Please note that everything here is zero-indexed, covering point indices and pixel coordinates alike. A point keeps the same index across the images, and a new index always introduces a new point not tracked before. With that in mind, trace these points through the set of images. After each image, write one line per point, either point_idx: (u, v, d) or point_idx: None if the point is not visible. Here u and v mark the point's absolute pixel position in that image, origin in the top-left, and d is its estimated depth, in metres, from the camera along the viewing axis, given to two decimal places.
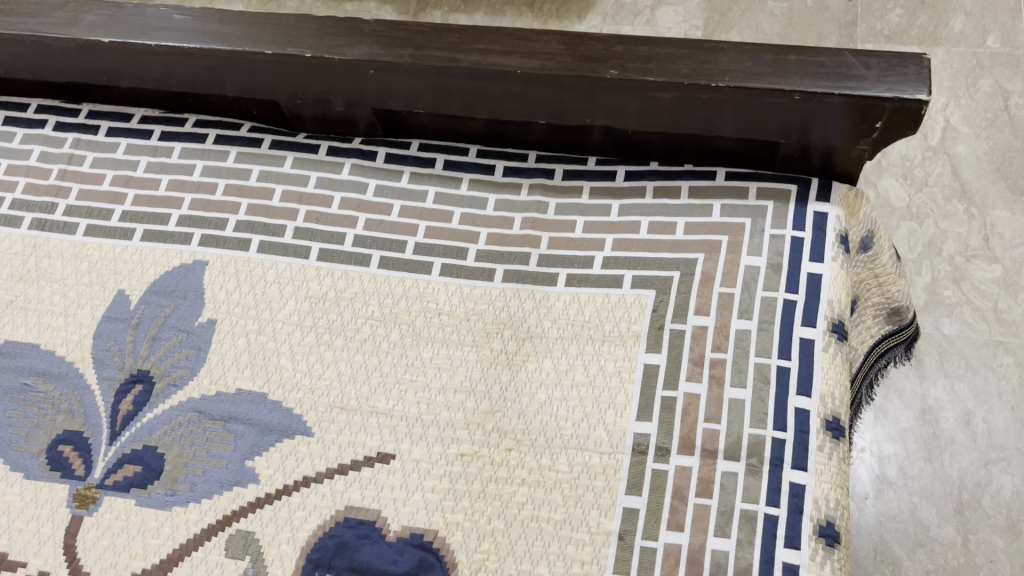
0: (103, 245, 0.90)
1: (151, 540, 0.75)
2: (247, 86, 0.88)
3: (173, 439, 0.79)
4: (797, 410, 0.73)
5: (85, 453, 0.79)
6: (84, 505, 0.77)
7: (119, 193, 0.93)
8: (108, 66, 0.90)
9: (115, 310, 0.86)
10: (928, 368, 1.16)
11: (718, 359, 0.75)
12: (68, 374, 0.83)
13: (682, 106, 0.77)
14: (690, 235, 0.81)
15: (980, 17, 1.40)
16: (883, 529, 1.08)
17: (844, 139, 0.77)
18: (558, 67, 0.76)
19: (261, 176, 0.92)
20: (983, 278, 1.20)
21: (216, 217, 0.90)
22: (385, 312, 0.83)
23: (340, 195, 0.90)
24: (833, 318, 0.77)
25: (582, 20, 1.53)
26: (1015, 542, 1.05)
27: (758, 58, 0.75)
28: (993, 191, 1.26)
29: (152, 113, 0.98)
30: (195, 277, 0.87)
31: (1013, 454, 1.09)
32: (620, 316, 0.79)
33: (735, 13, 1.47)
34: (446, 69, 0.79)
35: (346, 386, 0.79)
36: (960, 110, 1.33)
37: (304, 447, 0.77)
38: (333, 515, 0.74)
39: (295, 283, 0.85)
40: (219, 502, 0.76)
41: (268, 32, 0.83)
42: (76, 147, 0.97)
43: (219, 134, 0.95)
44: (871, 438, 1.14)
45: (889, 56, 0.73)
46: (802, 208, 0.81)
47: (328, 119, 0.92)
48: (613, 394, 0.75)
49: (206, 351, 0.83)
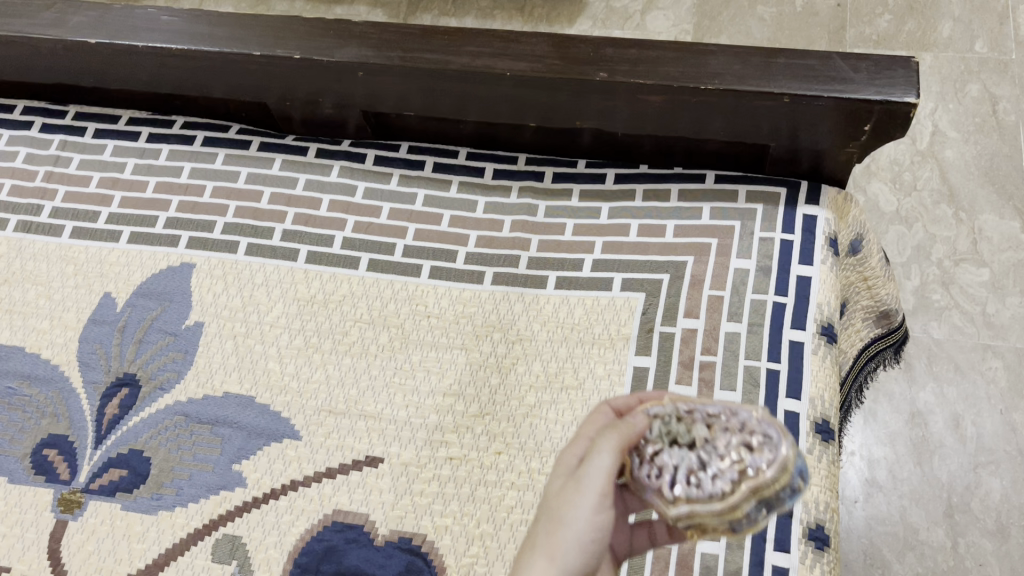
0: (89, 247, 0.89)
1: (136, 545, 0.74)
2: (235, 88, 0.88)
3: (160, 443, 0.78)
4: (787, 412, 0.72)
5: (70, 457, 0.78)
6: (68, 510, 0.76)
7: (106, 195, 0.92)
8: (94, 68, 0.89)
9: (101, 312, 0.85)
10: (917, 372, 1.17)
11: (708, 362, 0.75)
12: (54, 377, 0.82)
13: (672, 109, 0.77)
14: (679, 238, 0.81)
15: (968, 23, 1.41)
16: (873, 532, 1.08)
17: (833, 141, 0.77)
18: (548, 69, 0.76)
19: (250, 178, 0.91)
20: (972, 282, 1.20)
21: (204, 219, 0.89)
22: (374, 315, 0.82)
23: (329, 197, 0.89)
24: (823, 320, 0.77)
25: (572, 23, 1.53)
26: (1004, 545, 1.05)
27: (748, 60, 0.75)
28: (981, 196, 1.26)
29: (140, 114, 0.98)
30: (183, 279, 0.86)
31: (1002, 458, 1.10)
32: (610, 319, 0.78)
33: (726, 17, 1.47)
34: (434, 71, 0.78)
35: (334, 390, 0.79)
36: (948, 115, 1.34)
37: (292, 450, 0.76)
38: (321, 519, 0.73)
39: (283, 286, 0.85)
40: (206, 506, 0.75)
41: (257, 34, 0.83)
42: (63, 148, 0.96)
43: (207, 136, 0.95)
44: (861, 441, 1.14)
45: (878, 59, 0.73)
46: (791, 211, 0.81)
47: (317, 121, 0.92)
48: (603, 397, 0.75)
49: (193, 354, 0.82)
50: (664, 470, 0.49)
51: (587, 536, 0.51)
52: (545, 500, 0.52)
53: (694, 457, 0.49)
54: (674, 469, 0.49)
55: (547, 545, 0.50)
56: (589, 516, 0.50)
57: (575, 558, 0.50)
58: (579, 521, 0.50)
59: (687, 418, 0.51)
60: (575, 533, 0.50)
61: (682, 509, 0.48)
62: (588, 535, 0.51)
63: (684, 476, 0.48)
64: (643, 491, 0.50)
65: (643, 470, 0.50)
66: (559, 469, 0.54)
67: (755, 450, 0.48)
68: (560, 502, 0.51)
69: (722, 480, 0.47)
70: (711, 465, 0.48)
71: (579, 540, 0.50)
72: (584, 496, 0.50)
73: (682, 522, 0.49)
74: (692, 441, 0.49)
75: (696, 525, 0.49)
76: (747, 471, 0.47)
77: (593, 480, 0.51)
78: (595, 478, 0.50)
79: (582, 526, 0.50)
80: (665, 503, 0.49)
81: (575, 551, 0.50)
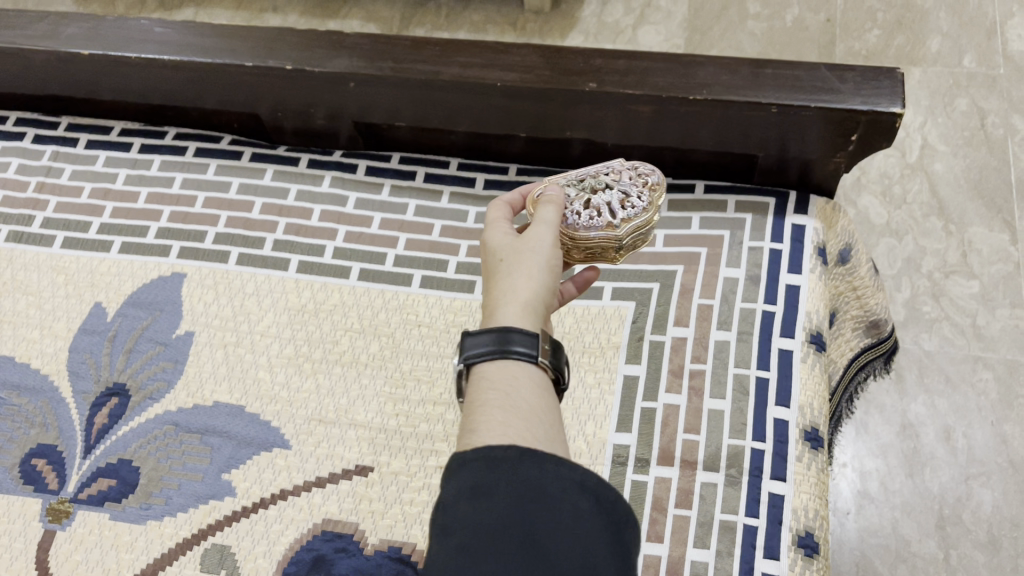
0: (80, 257, 0.89)
1: (124, 555, 0.74)
2: (228, 99, 0.88)
3: (149, 451, 0.78)
4: (776, 420, 0.72)
5: (59, 467, 0.78)
6: (57, 519, 0.76)
7: (97, 206, 0.92)
8: (86, 79, 0.90)
9: (92, 322, 0.85)
10: (908, 384, 1.17)
11: (698, 370, 0.75)
12: (43, 387, 0.82)
13: (661, 119, 0.78)
14: (669, 248, 0.82)
15: (956, 38, 1.42)
16: (865, 544, 1.08)
17: (822, 151, 0.78)
18: (538, 80, 0.77)
19: (241, 188, 0.92)
20: (962, 294, 1.21)
21: (195, 229, 0.90)
22: (365, 324, 0.83)
23: (320, 207, 0.90)
24: (811, 329, 0.77)
25: (564, 38, 1.54)
26: (996, 556, 1.05)
27: (735, 71, 0.76)
28: (971, 208, 1.27)
29: (132, 126, 0.98)
30: (174, 289, 0.86)
31: (993, 469, 1.10)
32: (600, 327, 0.79)
33: (716, 32, 1.49)
34: (426, 81, 0.79)
35: (324, 399, 0.79)
36: (937, 129, 1.35)
37: (281, 459, 0.76)
38: (310, 528, 0.73)
39: (274, 295, 0.85)
40: (195, 516, 0.75)
41: (250, 45, 0.83)
42: (55, 159, 0.96)
43: (199, 147, 0.95)
44: (853, 453, 1.14)
45: (863, 70, 0.74)
46: (780, 220, 0.82)
47: (309, 132, 0.92)
48: (593, 406, 0.75)
49: (183, 363, 0.82)
50: (603, 208, 0.68)
51: (553, 261, 0.59)
52: (499, 245, 0.60)
53: (613, 193, 0.69)
54: (607, 203, 0.68)
55: (523, 267, 0.58)
56: (551, 247, 0.60)
57: (548, 276, 0.58)
58: (543, 251, 0.59)
59: (585, 179, 0.70)
60: (545, 258, 0.59)
61: (626, 228, 0.68)
62: (553, 261, 0.59)
63: (618, 206, 0.69)
64: (586, 236, 0.67)
65: (584, 217, 0.67)
66: (503, 229, 0.61)
67: (647, 176, 0.71)
68: (522, 244, 0.60)
69: (642, 198, 0.69)
70: (630, 193, 0.70)
71: (547, 264, 0.59)
72: (544, 235, 0.60)
73: (625, 241, 0.69)
74: (603, 185, 0.70)
75: (629, 241, 0.69)
76: (651, 187, 0.70)
77: (545, 227, 0.62)
78: (547, 223, 0.62)
79: (549, 254, 0.59)
80: (614, 228, 0.68)
81: (547, 271, 0.58)
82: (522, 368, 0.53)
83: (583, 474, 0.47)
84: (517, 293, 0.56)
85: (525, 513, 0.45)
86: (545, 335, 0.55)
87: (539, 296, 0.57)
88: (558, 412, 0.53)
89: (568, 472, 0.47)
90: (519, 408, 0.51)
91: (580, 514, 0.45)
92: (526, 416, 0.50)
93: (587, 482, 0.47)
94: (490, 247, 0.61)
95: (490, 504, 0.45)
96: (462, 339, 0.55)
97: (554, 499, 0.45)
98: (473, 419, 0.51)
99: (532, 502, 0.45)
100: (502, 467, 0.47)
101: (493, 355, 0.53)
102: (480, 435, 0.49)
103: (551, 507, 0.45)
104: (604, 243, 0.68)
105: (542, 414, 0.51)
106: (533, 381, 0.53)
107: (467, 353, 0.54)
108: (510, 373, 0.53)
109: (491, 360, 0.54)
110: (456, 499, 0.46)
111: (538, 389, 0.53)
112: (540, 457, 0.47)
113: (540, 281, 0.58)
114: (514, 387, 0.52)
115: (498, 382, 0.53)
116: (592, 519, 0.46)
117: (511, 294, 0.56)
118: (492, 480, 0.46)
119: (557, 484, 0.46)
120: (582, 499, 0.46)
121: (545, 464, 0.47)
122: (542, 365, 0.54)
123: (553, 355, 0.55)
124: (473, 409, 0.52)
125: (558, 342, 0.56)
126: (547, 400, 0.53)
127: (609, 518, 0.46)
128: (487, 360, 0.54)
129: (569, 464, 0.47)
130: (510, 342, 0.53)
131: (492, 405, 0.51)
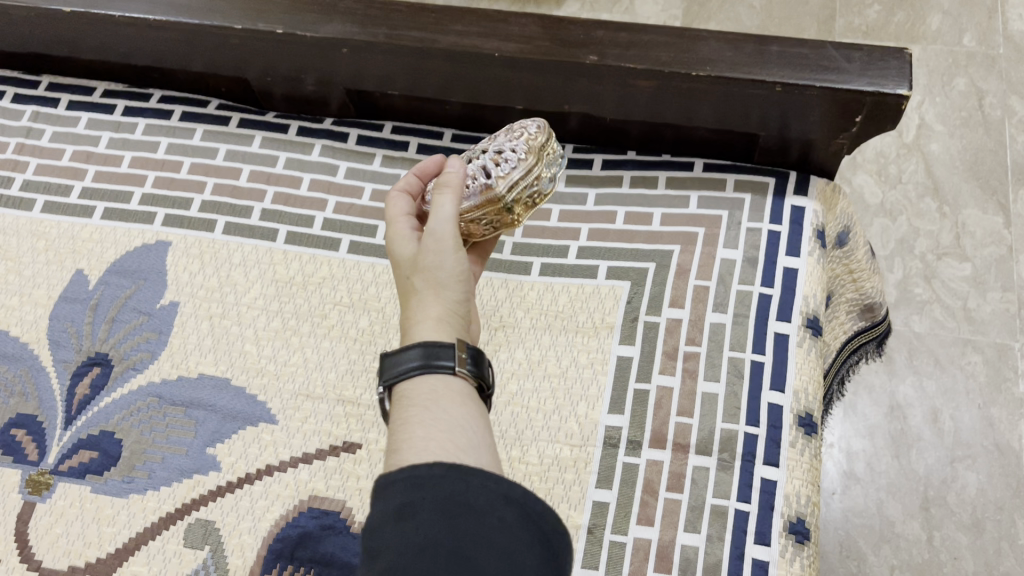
0: (61, 222, 0.87)
1: (106, 528, 0.72)
2: (216, 62, 0.85)
3: (131, 424, 0.76)
4: (770, 405, 0.72)
5: (38, 437, 0.76)
6: (37, 491, 0.74)
7: (79, 168, 0.90)
8: (68, 37, 0.87)
9: (73, 290, 0.83)
10: (898, 365, 1.17)
11: (692, 352, 0.74)
12: (22, 355, 0.80)
13: (662, 95, 0.76)
14: (666, 227, 0.81)
15: (957, 16, 1.40)
16: (850, 524, 1.09)
17: (824, 132, 0.76)
18: (536, 51, 0.74)
19: (229, 155, 0.89)
20: (954, 277, 1.20)
21: (180, 196, 0.87)
22: (354, 298, 0.81)
23: (309, 176, 0.88)
24: (808, 313, 0.76)
25: (560, 5, 1.52)
26: (979, 539, 1.06)
27: (740, 47, 0.74)
28: (965, 190, 1.26)
29: (116, 87, 0.95)
30: (157, 257, 0.84)
31: (979, 452, 1.10)
32: (594, 307, 0.78)
33: (715, 3, 1.46)
34: (421, 49, 0.76)
35: (312, 373, 0.77)
36: (935, 109, 1.33)
37: (267, 435, 0.75)
38: (296, 505, 0.72)
39: (261, 266, 0.83)
40: (178, 491, 0.73)
41: (239, 7, 0.80)
42: (35, 120, 0.94)
43: (185, 111, 0.93)
44: (840, 433, 1.14)
45: (871, 50, 0.72)
46: (780, 202, 0.80)
47: (300, 98, 0.90)
48: (586, 386, 0.74)
49: (167, 334, 0.80)
50: (476, 175, 0.65)
51: (459, 266, 0.58)
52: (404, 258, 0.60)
53: (487, 156, 0.67)
54: (480, 166, 0.66)
55: (429, 283, 0.58)
56: (452, 251, 0.58)
57: (456, 288, 0.58)
58: (447, 261, 0.58)
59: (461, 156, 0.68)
60: (449, 265, 0.58)
61: (504, 183, 0.65)
62: (459, 270, 0.58)
63: (492, 164, 0.66)
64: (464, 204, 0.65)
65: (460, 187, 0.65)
66: (408, 239, 0.61)
67: (523, 129, 0.68)
68: (422, 254, 0.59)
69: (517, 150, 0.67)
70: (503, 150, 0.67)
71: (453, 275, 0.58)
72: (444, 233, 0.59)
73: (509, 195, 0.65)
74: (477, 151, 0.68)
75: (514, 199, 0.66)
76: (529, 138, 0.68)
77: (446, 223, 0.59)
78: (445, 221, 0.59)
79: (451, 257, 0.58)
80: (491, 189, 0.65)
81: (455, 283, 0.58)
82: (442, 381, 0.54)
83: (508, 486, 0.46)
84: (426, 310, 0.57)
85: (449, 528, 0.44)
86: (462, 344, 0.55)
87: (451, 305, 0.57)
88: (483, 419, 0.54)
89: (493, 485, 0.46)
90: (443, 421, 0.51)
91: (506, 527, 0.45)
92: (448, 428, 0.50)
93: (512, 494, 0.46)
94: (398, 260, 0.60)
95: (415, 523, 0.44)
96: (382, 362, 0.55)
97: (479, 512, 0.45)
98: (397, 438, 0.51)
99: (457, 518, 0.44)
100: (426, 484, 0.46)
101: (412, 371, 0.54)
102: (403, 455, 0.50)
103: (478, 521, 0.45)
104: (489, 205, 0.65)
105: (464, 424, 0.51)
106: (454, 391, 0.54)
107: (388, 374, 0.55)
108: (430, 385, 0.54)
109: (412, 375, 0.54)
110: (383, 520, 0.46)
111: (461, 399, 0.54)
112: (465, 470, 0.46)
113: (449, 296, 0.58)
114: (433, 399, 0.53)
115: (419, 396, 0.53)
116: (517, 531, 0.45)
117: (422, 313, 0.57)
118: (417, 498, 0.45)
119: (482, 497, 0.45)
120: (508, 511, 0.45)
121: (470, 477, 0.46)
122: (462, 374, 0.55)
123: (474, 364, 0.56)
124: (395, 429, 0.52)
125: (478, 350, 0.57)
126: (470, 409, 0.53)
127: (534, 527, 0.46)
128: (405, 377, 0.54)
129: (495, 477, 0.47)
130: (435, 355, 0.54)
131: (412, 422, 0.51)
